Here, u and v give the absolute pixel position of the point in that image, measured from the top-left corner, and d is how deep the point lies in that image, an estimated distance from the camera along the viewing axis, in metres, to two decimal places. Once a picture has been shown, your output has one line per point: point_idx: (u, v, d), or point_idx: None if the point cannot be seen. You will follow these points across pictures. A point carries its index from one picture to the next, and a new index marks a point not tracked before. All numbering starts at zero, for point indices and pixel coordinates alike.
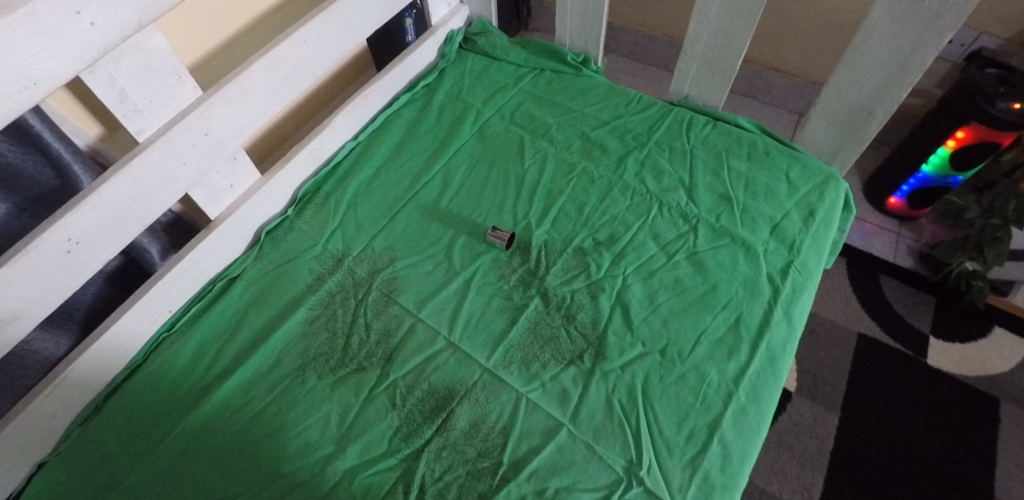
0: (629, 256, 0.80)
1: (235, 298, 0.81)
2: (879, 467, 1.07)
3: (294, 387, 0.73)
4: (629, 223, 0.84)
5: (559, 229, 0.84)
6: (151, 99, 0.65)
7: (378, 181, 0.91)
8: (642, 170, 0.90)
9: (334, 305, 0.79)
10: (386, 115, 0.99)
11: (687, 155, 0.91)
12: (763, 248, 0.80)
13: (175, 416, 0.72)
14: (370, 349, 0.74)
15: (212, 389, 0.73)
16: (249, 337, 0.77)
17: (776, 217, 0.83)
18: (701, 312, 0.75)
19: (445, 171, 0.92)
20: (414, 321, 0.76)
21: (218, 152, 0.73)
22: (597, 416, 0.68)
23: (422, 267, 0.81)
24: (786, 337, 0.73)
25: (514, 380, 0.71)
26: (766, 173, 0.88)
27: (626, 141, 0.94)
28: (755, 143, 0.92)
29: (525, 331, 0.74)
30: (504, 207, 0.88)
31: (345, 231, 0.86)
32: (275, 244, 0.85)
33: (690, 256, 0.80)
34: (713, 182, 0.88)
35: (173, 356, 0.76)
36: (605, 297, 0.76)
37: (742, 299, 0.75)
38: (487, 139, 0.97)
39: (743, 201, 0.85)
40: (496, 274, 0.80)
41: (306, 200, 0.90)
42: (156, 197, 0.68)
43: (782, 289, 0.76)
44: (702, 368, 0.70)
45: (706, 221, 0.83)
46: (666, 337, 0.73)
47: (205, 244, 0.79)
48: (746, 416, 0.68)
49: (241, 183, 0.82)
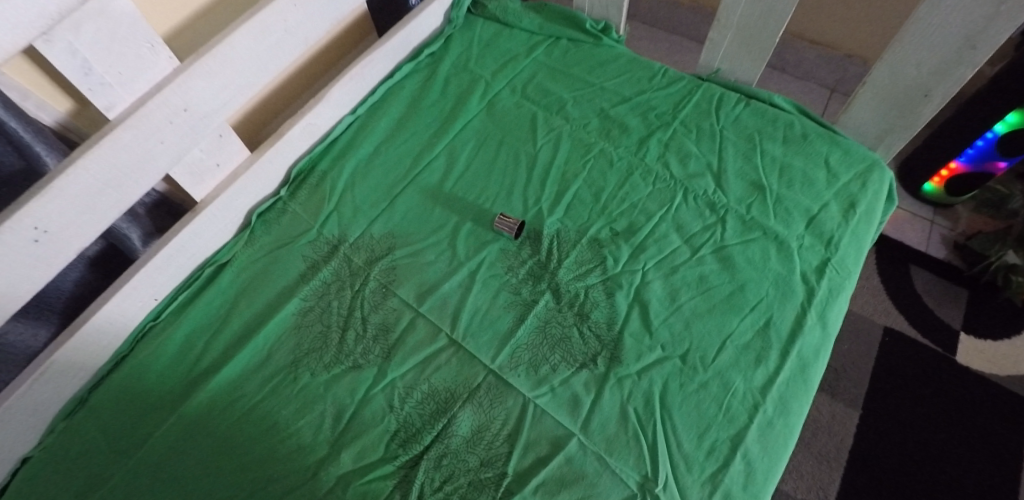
0: (650, 249, 0.73)
1: (225, 286, 0.76)
2: (903, 469, 1.02)
3: (286, 385, 0.68)
4: (651, 212, 0.77)
5: (573, 217, 0.78)
6: (119, 70, 0.58)
7: (378, 160, 0.84)
8: (665, 152, 0.82)
9: (329, 297, 0.73)
10: (387, 87, 0.91)
11: (716, 137, 0.83)
12: (797, 244, 0.73)
13: (161, 412, 0.68)
14: (367, 345, 0.69)
15: (200, 384, 0.69)
16: (238, 329, 0.72)
17: (813, 209, 0.75)
18: (727, 314, 0.68)
19: (450, 150, 0.85)
20: (414, 316, 0.71)
21: (201, 130, 0.67)
22: (610, 426, 0.62)
23: (424, 257, 0.75)
24: (819, 343, 0.67)
25: (522, 384, 0.65)
26: (803, 159, 0.80)
27: (648, 121, 0.86)
28: (791, 125, 0.83)
29: (534, 330, 0.69)
30: (513, 191, 0.81)
31: (341, 215, 0.80)
32: (267, 228, 0.79)
33: (716, 250, 0.73)
34: (744, 168, 0.80)
35: (159, 348, 0.72)
36: (622, 295, 0.70)
37: (772, 300, 0.69)
38: (497, 115, 0.89)
39: (777, 190, 0.77)
40: (503, 266, 0.74)
41: (300, 180, 0.83)
42: (132, 179, 0.62)
43: (817, 290, 0.69)
44: (727, 376, 0.65)
45: (735, 212, 0.76)
46: (688, 340, 0.67)
47: (191, 228, 0.74)
48: (773, 430, 0.62)
49: (227, 162, 0.77)
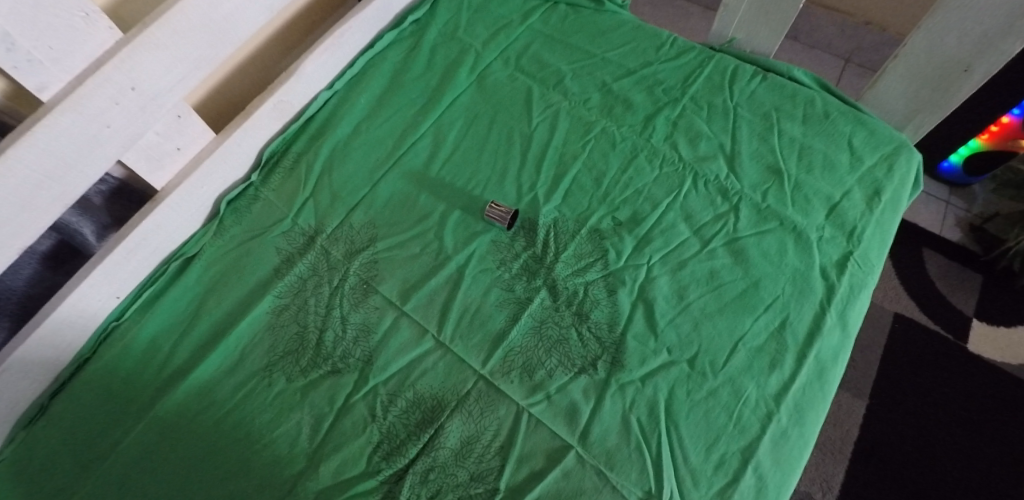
0: (656, 241, 0.67)
1: (193, 282, 0.70)
2: (913, 462, 0.98)
3: (260, 392, 0.63)
4: (657, 200, 0.70)
5: (571, 205, 0.71)
6: (49, 44, 0.51)
7: (358, 141, 0.77)
8: (673, 132, 0.75)
9: (305, 294, 0.67)
10: (368, 58, 0.83)
11: (729, 114, 0.76)
12: (816, 236, 0.67)
13: (126, 419, 0.62)
14: (347, 348, 0.64)
15: (168, 389, 0.63)
16: (208, 330, 0.67)
17: (835, 197, 0.69)
18: (740, 314, 0.63)
19: (437, 129, 0.78)
20: (398, 315, 0.65)
21: (155, 111, 0.60)
22: (611, 437, 0.57)
23: (408, 249, 0.69)
24: (838, 345, 0.62)
25: (515, 391, 0.60)
26: (824, 140, 0.73)
27: (655, 96, 0.78)
28: (813, 101, 0.76)
29: (528, 331, 0.63)
30: (506, 175, 0.74)
31: (318, 203, 0.73)
32: (238, 217, 0.73)
33: (728, 243, 0.67)
34: (760, 150, 0.73)
35: (124, 350, 0.66)
36: (625, 293, 0.64)
37: (789, 298, 0.63)
38: (488, 89, 0.81)
39: (795, 175, 0.71)
40: (495, 259, 0.68)
41: (273, 163, 0.76)
42: (77, 169, 0.55)
43: (837, 287, 0.64)
44: (739, 382, 0.59)
45: (749, 199, 0.69)
46: (697, 344, 0.61)
47: (152, 219, 0.67)
48: (787, 441, 0.57)
49: (190, 145, 0.69)
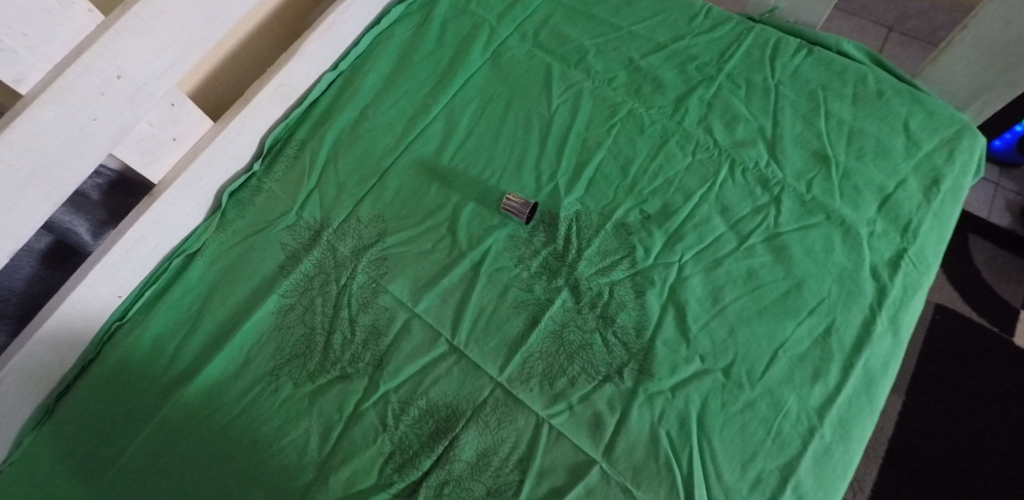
0: (688, 237, 0.62)
1: (196, 280, 0.67)
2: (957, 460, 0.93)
3: (267, 397, 0.60)
4: (690, 191, 0.64)
5: (595, 196, 0.65)
6: (23, 29, 0.47)
7: (364, 126, 0.72)
8: (707, 114, 0.69)
9: (311, 293, 0.63)
10: (374, 36, 0.78)
11: (770, 94, 0.69)
12: (867, 231, 0.61)
13: (131, 424, 0.60)
14: (355, 352, 0.60)
15: (173, 393, 0.61)
16: (212, 331, 0.64)
17: (888, 187, 0.63)
18: (781, 318, 0.57)
19: (449, 112, 0.72)
20: (409, 317, 0.61)
21: (144, 100, 0.55)
22: (638, 452, 0.53)
23: (419, 245, 0.65)
24: (889, 352, 0.57)
25: (534, 401, 0.56)
26: (877, 123, 0.66)
27: (687, 74, 0.72)
28: (864, 79, 0.69)
29: (548, 335, 0.59)
30: (524, 163, 0.68)
31: (323, 195, 0.68)
32: (240, 210, 0.69)
33: (769, 239, 0.61)
34: (804, 134, 0.66)
35: (127, 352, 0.63)
36: (653, 294, 0.59)
37: (835, 300, 0.58)
38: (503, 68, 0.75)
39: (844, 162, 0.64)
40: (513, 256, 0.63)
41: (276, 152, 0.72)
42: (65, 165, 0.52)
43: (890, 289, 0.58)
44: (779, 393, 0.55)
45: (792, 189, 0.63)
46: (732, 351, 0.56)
47: (150, 215, 0.64)
48: (830, 459, 0.52)
49: (186, 135, 0.65)
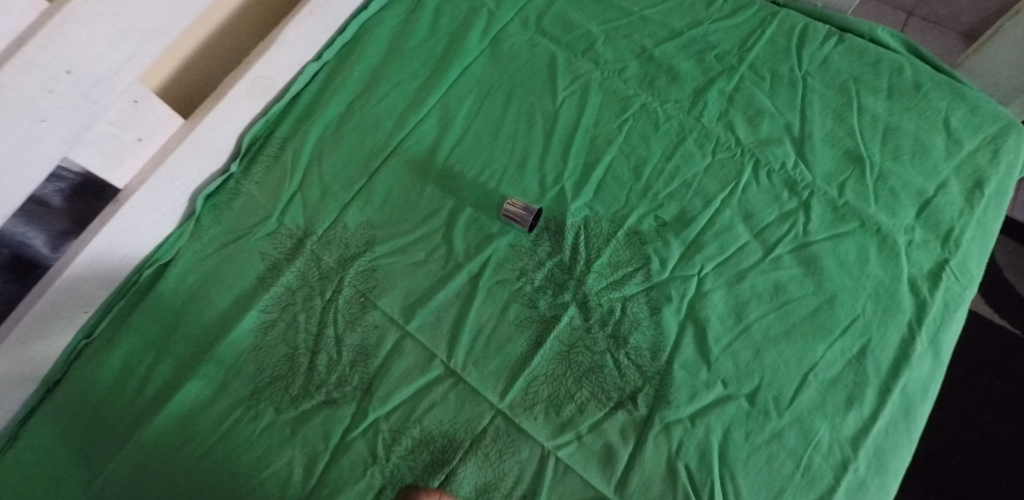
0: (708, 247, 0.56)
1: (168, 293, 0.61)
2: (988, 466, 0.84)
3: (246, 424, 0.54)
4: (710, 195, 0.58)
5: (605, 200, 0.60)
6: None
7: (350, 123, 0.66)
8: (728, 109, 0.63)
9: (294, 309, 0.58)
10: (361, 23, 0.71)
11: (797, 87, 0.63)
12: (904, 240, 0.55)
13: (99, 454, 0.55)
14: (342, 374, 0.55)
15: (144, 420, 0.56)
16: (186, 351, 0.58)
17: (928, 190, 0.57)
18: (811, 338, 0.52)
19: (444, 106, 0.66)
20: (401, 336, 0.56)
21: (101, 98, 0.49)
22: (654, 488, 0.48)
23: (412, 255, 0.59)
24: (928, 376, 0.51)
25: (539, 430, 0.51)
26: (915, 119, 0.60)
27: (706, 64, 0.65)
28: (900, 70, 0.63)
29: (553, 357, 0.53)
30: (526, 164, 0.62)
31: (306, 199, 0.63)
32: (217, 216, 0.63)
33: (798, 248, 0.55)
34: (835, 132, 0.60)
35: (95, 373, 0.58)
36: (670, 311, 0.54)
37: (870, 318, 0.52)
38: (503, 57, 0.68)
39: (879, 162, 0.58)
40: (515, 268, 0.57)
41: (255, 152, 0.66)
42: (9, 174, 0.46)
43: (931, 305, 0.52)
44: (809, 422, 0.49)
45: (822, 193, 0.57)
46: (758, 375, 0.51)
47: (116, 223, 0.58)
48: (866, 495, 0.47)
49: (153, 134, 0.59)
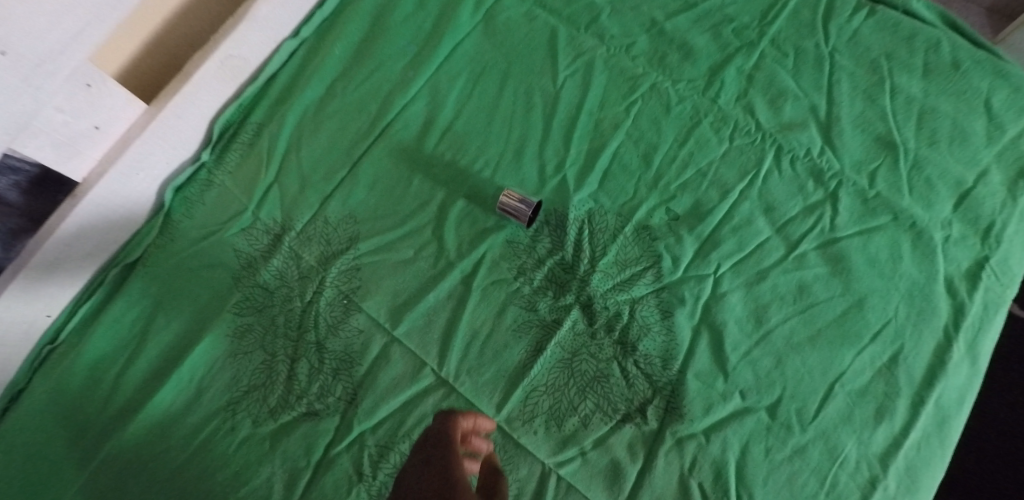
0: (725, 243, 0.51)
1: (138, 294, 0.56)
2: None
3: (221, 437, 0.50)
4: (727, 186, 0.53)
5: (610, 192, 0.54)
6: None
7: (331, 107, 0.60)
8: (748, 90, 0.57)
9: (272, 312, 0.53)
10: None
11: (823, 64, 0.57)
12: (941, 235, 0.50)
13: (64, 471, 0.50)
14: (324, 384, 0.50)
15: (112, 433, 0.51)
16: (157, 357, 0.54)
17: (967, 180, 0.51)
18: (837, 344, 0.47)
19: (433, 87, 0.60)
20: (388, 342, 0.51)
21: (41, 81, 0.44)
22: None
23: (400, 252, 0.54)
24: (965, 384, 0.47)
25: (539, 446, 0.46)
26: (953, 100, 0.55)
27: (722, 39, 0.59)
28: (937, 45, 0.57)
29: (554, 365, 0.49)
30: (525, 151, 0.57)
31: (284, 191, 0.57)
32: (188, 210, 0.58)
33: (823, 245, 0.50)
34: (865, 115, 0.55)
35: (60, 381, 0.53)
36: (683, 315, 0.49)
37: (903, 322, 0.48)
38: (498, 32, 0.62)
39: (913, 148, 0.53)
40: (512, 267, 0.52)
41: (228, 139, 0.61)
42: None
43: (969, 308, 0.47)
44: (835, 437, 0.45)
45: (850, 183, 0.52)
46: (780, 385, 0.47)
47: (76, 219, 0.53)
48: None
49: (111, 121, 0.53)
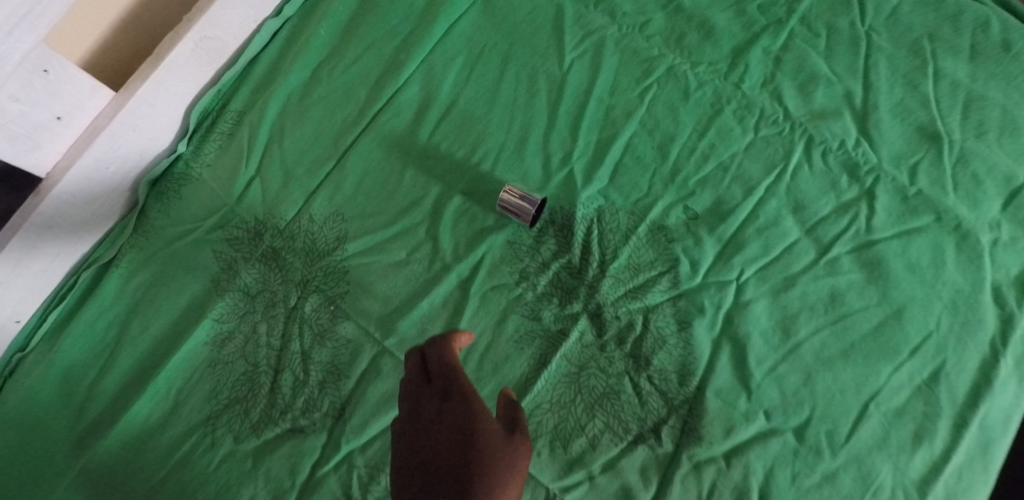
0: (749, 246, 0.46)
1: (112, 297, 0.52)
2: None
3: (200, 454, 0.46)
4: (751, 181, 0.48)
5: (622, 187, 0.49)
6: None
7: (317, 93, 0.55)
8: (775, 74, 0.51)
9: (254, 318, 0.49)
10: None
11: (859, 46, 0.51)
12: (989, 238, 0.45)
13: (31, 491, 0.46)
14: (310, 398, 0.46)
15: (85, 448, 0.47)
16: (133, 366, 0.50)
17: (1018, 177, 0.46)
18: (872, 360, 0.43)
19: (427, 70, 0.55)
20: (379, 352, 0.47)
21: None
22: None
23: (391, 254, 0.49)
24: (1012, 404, 0.42)
25: (544, 468, 0.43)
26: (1004, 86, 0.49)
27: (746, 17, 0.53)
28: (987, 23, 0.51)
29: (560, 379, 0.45)
30: (528, 142, 0.52)
31: (266, 186, 0.53)
32: (163, 205, 0.54)
33: (857, 248, 0.46)
34: (905, 102, 0.49)
35: (30, 392, 0.50)
36: (702, 326, 0.45)
37: (946, 336, 0.43)
38: (498, 9, 0.56)
39: (959, 141, 0.48)
40: (515, 271, 0.48)
41: (206, 129, 0.56)
42: None
43: (1019, 320, 0.43)
44: (868, 463, 0.41)
45: (888, 179, 0.47)
46: (808, 405, 0.42)
47: (39, 217, 0.48)
48: None
49: (75, 111, 0.48)
